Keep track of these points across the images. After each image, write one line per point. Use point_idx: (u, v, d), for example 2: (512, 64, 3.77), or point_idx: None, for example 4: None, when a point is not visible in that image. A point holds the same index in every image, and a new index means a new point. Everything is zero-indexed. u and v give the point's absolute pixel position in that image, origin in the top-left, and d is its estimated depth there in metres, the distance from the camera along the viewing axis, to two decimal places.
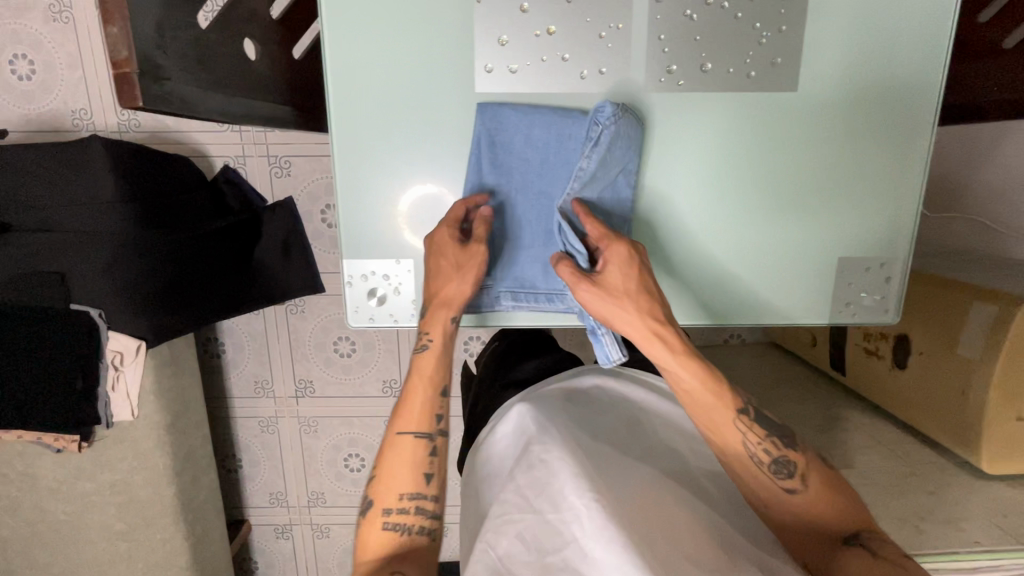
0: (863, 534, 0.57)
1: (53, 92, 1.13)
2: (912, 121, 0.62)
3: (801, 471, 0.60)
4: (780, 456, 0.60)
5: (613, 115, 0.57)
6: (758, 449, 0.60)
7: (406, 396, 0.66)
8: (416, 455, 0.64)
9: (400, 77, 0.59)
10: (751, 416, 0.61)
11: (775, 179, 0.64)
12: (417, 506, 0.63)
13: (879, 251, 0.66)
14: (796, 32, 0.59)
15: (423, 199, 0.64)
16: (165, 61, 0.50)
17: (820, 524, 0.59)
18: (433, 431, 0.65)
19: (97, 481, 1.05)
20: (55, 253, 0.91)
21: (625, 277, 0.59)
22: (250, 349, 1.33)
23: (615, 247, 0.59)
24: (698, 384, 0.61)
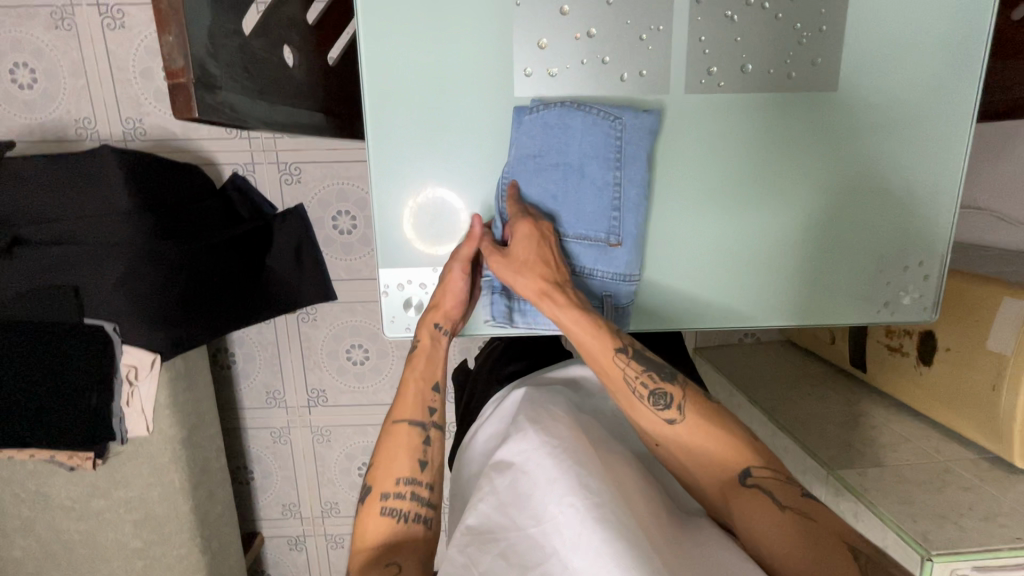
0: (756, 470, 0.57)
1: (56, 100, 1.10)
2: (911, 117, 0.62)
3: (679, 401, 0.60)
4: (658, 387, 0.60)
5: (537, 106, 0.58)
6: (637, 382, 0.61)
7: (400, 393, 0.65)
8: (409, 440, 0.62)
9: (434, 80, 0.58)
10: (629, 353, 0.61)
11: (808, 180, 0.63)
12: (413, 492, 0.60)
13: (902, 250, 0.66)
14: (836, 31, 0.59)
15: (431, 204, 0.63)
16: (215, 69, 0.50)
17: (715, 463, 0.59)
18: (428, 421, 0.64)
19: (113, 498, 1.03)
20: (68, 267, 0.88)
21: (524, 246, 0.60)
22: (261, 358, 1.30)
23: (518, 223, 0.59)
24: (585, 334, 0.60)
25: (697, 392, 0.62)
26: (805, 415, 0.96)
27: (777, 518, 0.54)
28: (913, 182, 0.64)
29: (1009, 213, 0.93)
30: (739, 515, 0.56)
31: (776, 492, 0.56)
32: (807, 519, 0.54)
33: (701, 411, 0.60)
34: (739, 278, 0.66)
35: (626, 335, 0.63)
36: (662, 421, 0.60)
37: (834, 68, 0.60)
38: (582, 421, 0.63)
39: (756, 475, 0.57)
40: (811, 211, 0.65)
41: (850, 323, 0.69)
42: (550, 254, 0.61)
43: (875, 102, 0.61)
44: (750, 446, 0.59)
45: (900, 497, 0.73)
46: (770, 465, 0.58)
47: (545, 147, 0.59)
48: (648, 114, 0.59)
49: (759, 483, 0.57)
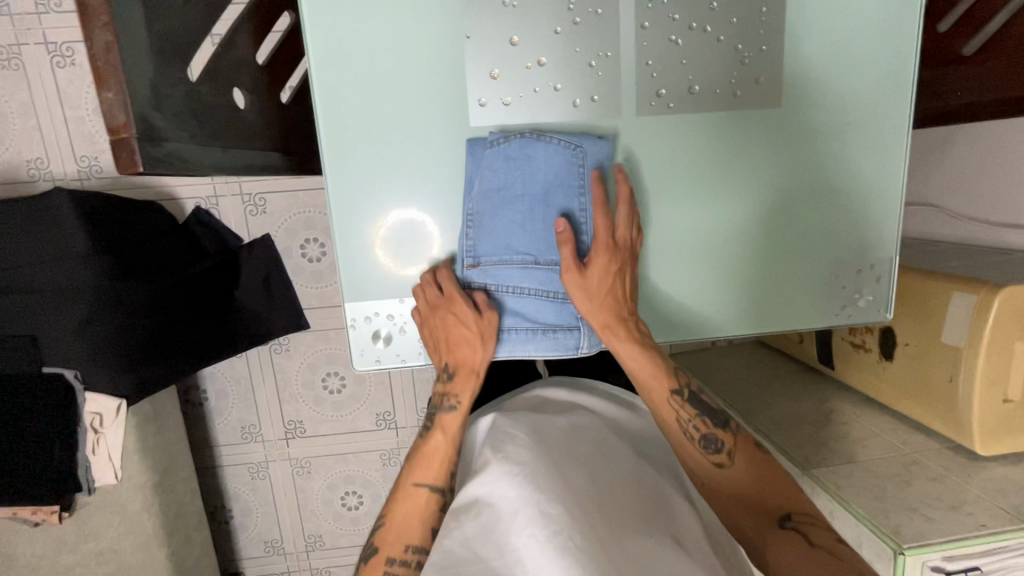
0: (798, 517, 0.60)
1: (6, 142, 1.07)
2: (848, 127, 0.65)
3: (730, 448, 0.66)
4: (710, 433, 0.66)
5: (499, 138, 0.59)
6: (689, 425, 0.67)
7: (426, 454, 0.68)
8: (427, 507, 0.65)
9: (389, 114, 0.59)
10: (685, 395, 0.68)
11: (763, 192, 0.66)
12: (419, 559, 0.63)
13: (855, 255, 0.69)
14: (775, 51, 0.61)
15: (401, 227, 0.63)
16: (162, 121, 0.52)
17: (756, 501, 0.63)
18: (447, 487, 0.67)
19: (82, 552, 0.99)
20: (23, 315, 0.85)
21: (605, 279, 0.62)
22: (234, 393, 1.28)
23: (600, 258, 0.62)
24: (647, 371, 0.66)
25: (746, 441, 0.67)
26: (780, 416, 0.98)
27: (815, 559, 0.56)
28: (857, 190, 0.67)
29: (955, 209, 0.97)
30: (769, 551, 0.59)
31: (813, 536, 0.58)
32: (835, 560, 0.55)
33: (751, 456, 0.66)
34: (703, 291, 0.68)
35: (685, 379, 0.69)
36: (709, 462, 0.65)
37: (776, 85, 0.62)
38: (544, 438, 0.65)
39: (795, 520, 0.60)
40: (763, 223, 0.67)
41: (809, 329, 0.71)
42: (629, 288, 0.64)
43: (814, 117, 0.64)
44: (796, 498, 0.63)
45: (872, 492, 0.75)
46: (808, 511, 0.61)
47: (507, 178, 0.60)
48: (604, 140, 0.61)
49: (797, 527, 0.59)
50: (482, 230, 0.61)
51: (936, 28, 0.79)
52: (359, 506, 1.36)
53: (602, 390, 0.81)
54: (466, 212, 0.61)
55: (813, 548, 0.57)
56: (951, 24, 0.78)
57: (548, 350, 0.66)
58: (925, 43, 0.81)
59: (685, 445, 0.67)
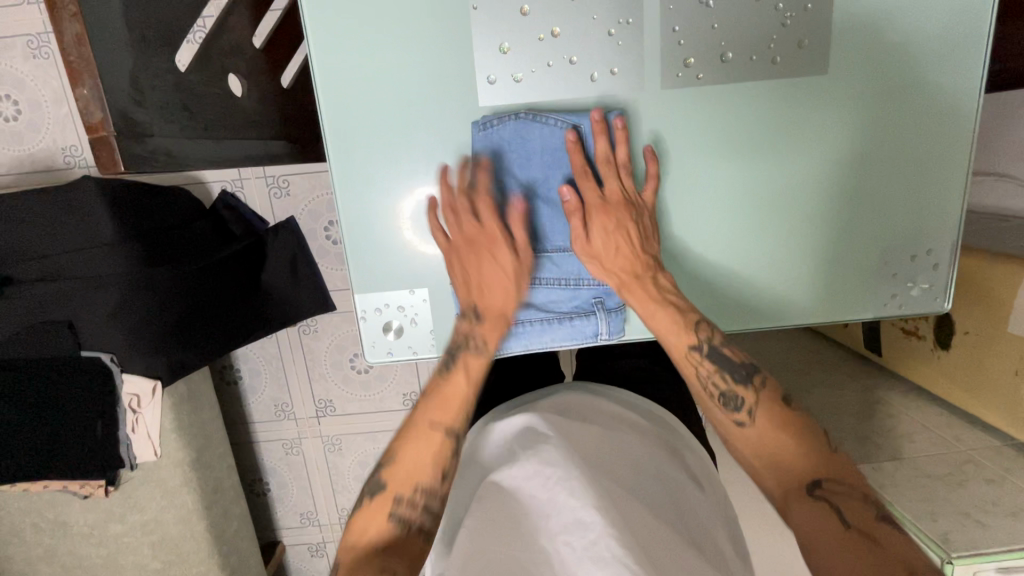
0: (829, 483, 0.53)
1: (42, 131, 1.07)
2: (913, 90, 0.57)
3: (752, 406, 0.58)
4: (728, 390, 0.59)
5: (484, 126, 0.56)
6: (707, 381, 0.60)
7: (442, 387, 0.62)
8: (437, 443, 0.60)
9: (394, 97, 0.56)
10: (704, 351, 0.60)
11: (805, 164, 0.59)
12: (424, 501, 0.58)
13: (912, 237, 0.61)
14: (823, 9, 0.54)
15: (422, 214, 0.60)
16: (144, 115, 0.76)
17: (783, 463, 0.56)
18: (459, 428, 0.61)
19: (128, 522, 1.05)
20: (60, 303, 0.88)
21: (611, 245, 0.59)
22: (267, 373, 1.31)
23: (597, 216, 0.58)
24: (672, 328, 0.60)
25: (773, 397, 0.59)
26: (820, 406, 0.92)
27: (844, 543, 0.49)
28: (918, 161, 0.59)
29: None
30: (796, 520, 0.52)
31: (845, 510, 0.51)
32: (871, 544, 0.49)
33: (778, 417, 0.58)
34: (741, 276, 0.63)
35: (704, 328, 0.60)
36: (731, 423, 0.59)
37: (825, 47, 0.55)
38: (567, 436, 0.62)
39: (826, 488, 0.53)
40: (813, 205, 0.60)
41: (858, 319, 0.65)
42: (648, 242, 0.59)
43: (872, 86, 0.57)
44: (839, 472, 0.54)
45: (918, 494, 0.70)
46: (847, 481, 0.53)
47: (508, 164, 0.58)
48: (611, 117, 0.56)
49: (826, 497, 0.52)
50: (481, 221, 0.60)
51: None
52: None
53: (625, 394, 0.76)
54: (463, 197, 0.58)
55: (847, 528, 0.50)
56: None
57: (567, 339, 0.64)
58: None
59: (700, 396, 0.62)
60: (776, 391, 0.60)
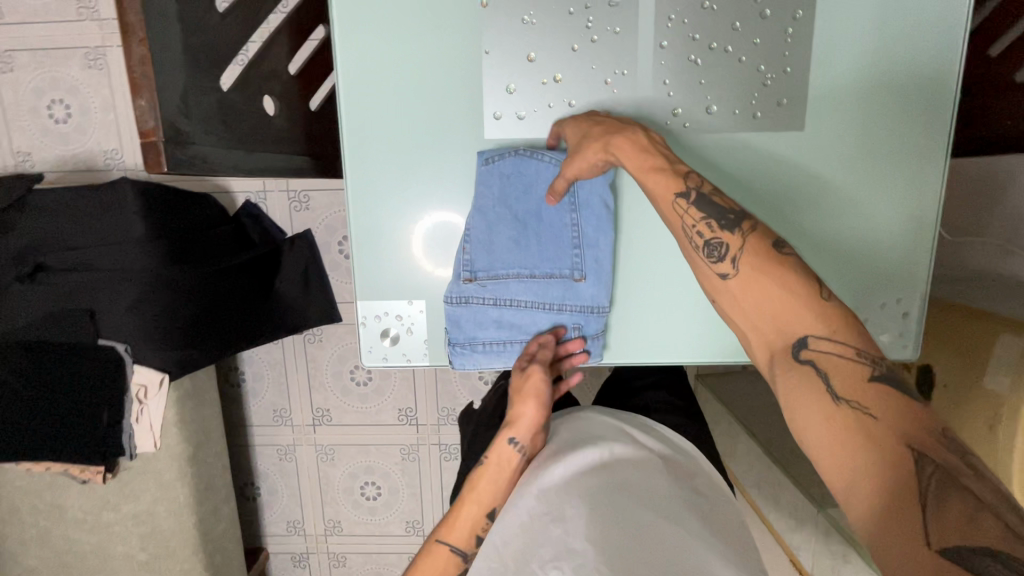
0: (821, 345, 0.47)
1: (88, 134, 1.16)
2: (913, 152, 0.61)
3: (736, 254, 0.52)
4: (714, 237, 0.53)
5: (488, 159, 0.61)
6: (691, 230, 0.54)
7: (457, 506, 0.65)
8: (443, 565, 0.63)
9: (411, 124, 0.62)
10: (692, 197, 0.54)
11: (786, 205, 0.63)
12: None
13: (895, 284, 0.65)
14: (800, 73, 0.59)
15: (435, 238, 0.65)
16: (188, 124, 0.60)
17: (774, 319, 0.50)
18: (469, 550, 0.63)
19: (121, 511, 1.08)
20: (86, 292, 0.94)
21: (585, 134, 0.58)
22: (270, 378, 1.35)
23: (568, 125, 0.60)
24: (663, 189, 0.55)
25: (762, 240, 0.52)
26: None
27: (831, 416, 0.45)
28: (889, 211, 0.63)
29: None
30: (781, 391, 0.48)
31: (835, 379, 0.46)
32: (862, 416, 0.44)
33: (764, 265, 0.51)
34: None
35: (693, 177, 0.55)
36: (714, 275, 0.53)
37: (823, 116, 0.61)
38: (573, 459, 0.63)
39: (814, 349, 0.47)
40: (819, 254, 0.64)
41: None
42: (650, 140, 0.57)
43: (876, 150, 0.62)
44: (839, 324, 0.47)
45: None
46: (842, 340, 0.47)
47: (504, 195, 0.63)
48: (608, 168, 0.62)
49: (816, 360, 0.47)
50: (479, 246, 0.63)
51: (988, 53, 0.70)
52: (377, 497, 1.42)
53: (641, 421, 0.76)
54: (466, 230, 0.63)
55: (835, 401, 0.45)
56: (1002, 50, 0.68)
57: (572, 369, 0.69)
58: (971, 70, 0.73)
59: (684, 246, 0.55)
60: (767, 233, 0.53)
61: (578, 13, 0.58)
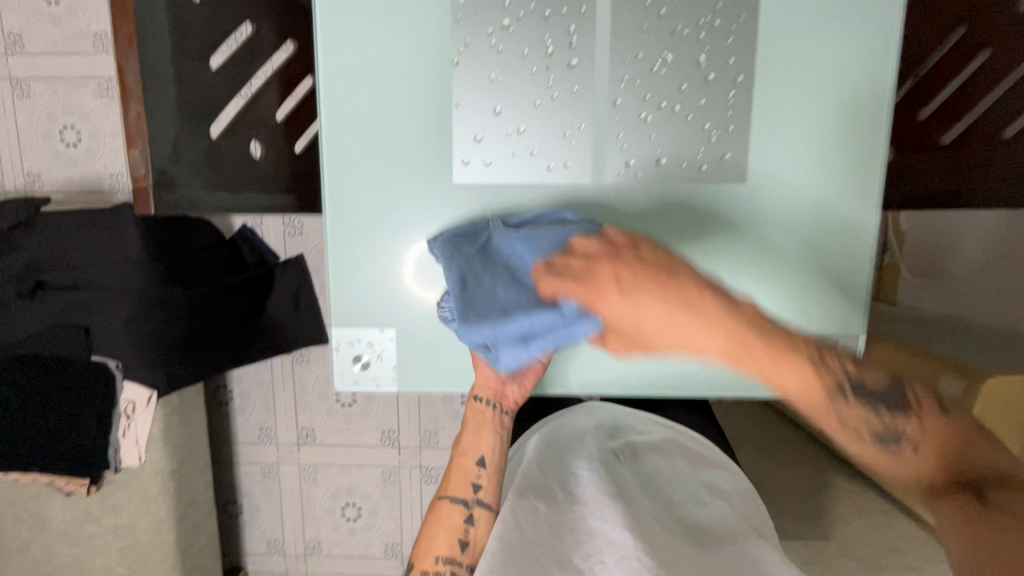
0: (988, 486, 0.48)
1: (96, 157, 1.22)
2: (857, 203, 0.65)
3: (913, 433, 0.50)
4: (887, 427, 0.50)
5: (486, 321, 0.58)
6: (860, 424, 0.50)
7: (450, 473, 0.77)
8: (455, 525, 0.73)
9: (386, 168, 0.67)
10: (846, 386, 0.50)
11: (733, 249, 0.67)
12: (451, 571, 0.71)
13: (838, 327, 0.68)
14: (741, 132, 0.64)
15: (422, 270, 0.69)
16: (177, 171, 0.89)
17: (932, 477, 0.49)
18: (471, 499, 0.75)
19: (102, 524, 1.10)
20: (83, 310, 0.98)
21: (613, 306, 0.54)
22: (257, 396, 1.38)
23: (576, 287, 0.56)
24: (790, 385, 0.50)
25: (935, 417, 0.50)
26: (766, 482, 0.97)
27: (985, 545, 0.46)
28: (830, 259, 0.67)
29: None
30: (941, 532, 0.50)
31: (1000, 498, 0.47)
32: (1016, 524, 0.46)
33: (935, 431, 0.50)
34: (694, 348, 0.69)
35: (836, 364, 0.51)
36: (883, 460, 0.51)
37: (768, 169, 0.65)
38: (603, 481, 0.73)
39: (986, 491, 0.48)
40: (763, 303, 0.67)
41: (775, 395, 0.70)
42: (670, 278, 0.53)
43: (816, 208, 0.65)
44: (965, 441, 0.50)
45: None
46: (989, 464, 0.48)
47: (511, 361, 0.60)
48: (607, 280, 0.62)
49: (980, 501, 0.48)
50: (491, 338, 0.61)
51: (916, 115, 0.81)
52: (358, 518, 1.43)
53: (654, 460, 0.83)
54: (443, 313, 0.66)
55: (985, 509, 0.47)
56: (929, 114, 0.80)
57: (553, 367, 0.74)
58: (905, 125, 0.82)
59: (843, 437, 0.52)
60: (932, 401, 0.51)
61: (540, 74, 0.63)
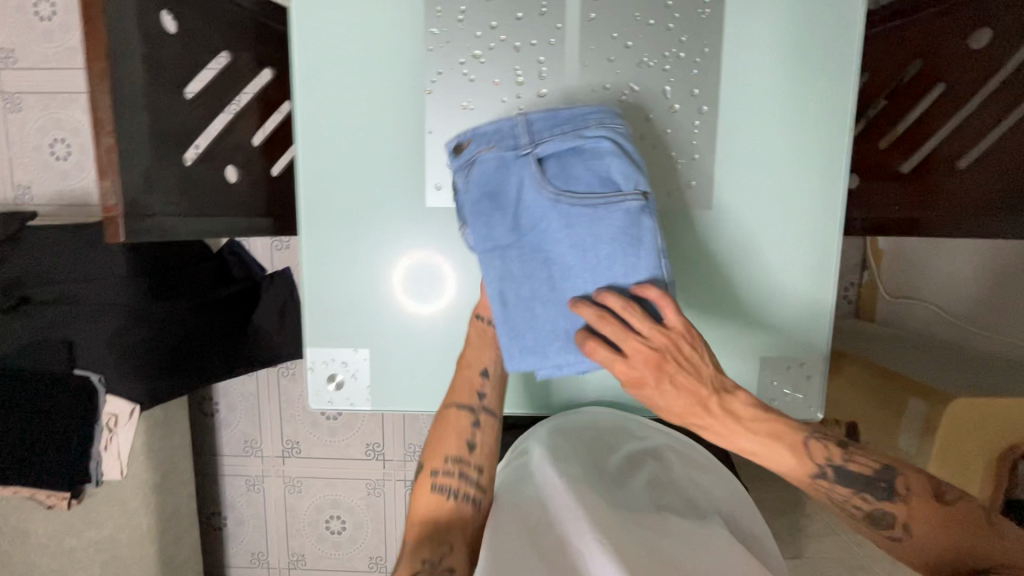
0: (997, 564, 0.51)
1: (85, 171, 1.24)
2: (818, 228, 0.66)
3: (904, 518, 0.55)
4: (876, 509, 0.55)
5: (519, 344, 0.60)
6: (845, 503, 0.56)
7: (451, 382, 0.71)
8: (461, 427, 0.70)
9: (360, 191, 0.68)
10: (830, 475, 0.56)
11: (696, 271, 0.68)
12: (461, 470, 0.69)
13: (801, 348, 0.69)
14: (707, 159, 0.65)
15: (409, 279, 0.70)
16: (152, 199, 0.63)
17: (942, 551, 0.53)
18: (476, 406, 0.70)
19: (83, 538, 1.11)
20: (66, 324, 0.99)
21: (662, 386, 0.55)
22: (243, 409, 1.39)
23: (643, 360, 0.54)
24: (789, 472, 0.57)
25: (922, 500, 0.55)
26: None
27: None
28: (794, 282, 0.68)
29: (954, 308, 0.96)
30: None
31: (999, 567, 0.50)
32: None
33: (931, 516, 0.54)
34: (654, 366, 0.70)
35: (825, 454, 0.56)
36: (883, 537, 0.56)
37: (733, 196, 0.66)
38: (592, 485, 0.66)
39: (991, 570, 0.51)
40: (719, 314, 0.69)
41: None
42: (696, 379, 0.55)
43: (777, 235, 0.67)
44: (957, 521, 0.54)
45: None
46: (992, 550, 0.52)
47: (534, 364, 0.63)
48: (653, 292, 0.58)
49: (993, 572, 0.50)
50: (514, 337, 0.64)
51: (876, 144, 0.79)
52: (342, 531, 1.43)
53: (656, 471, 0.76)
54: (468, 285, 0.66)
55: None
56: (891, 143, 0.77)
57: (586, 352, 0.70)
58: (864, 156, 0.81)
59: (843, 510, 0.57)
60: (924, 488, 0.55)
61: (510, 102, 0.65)
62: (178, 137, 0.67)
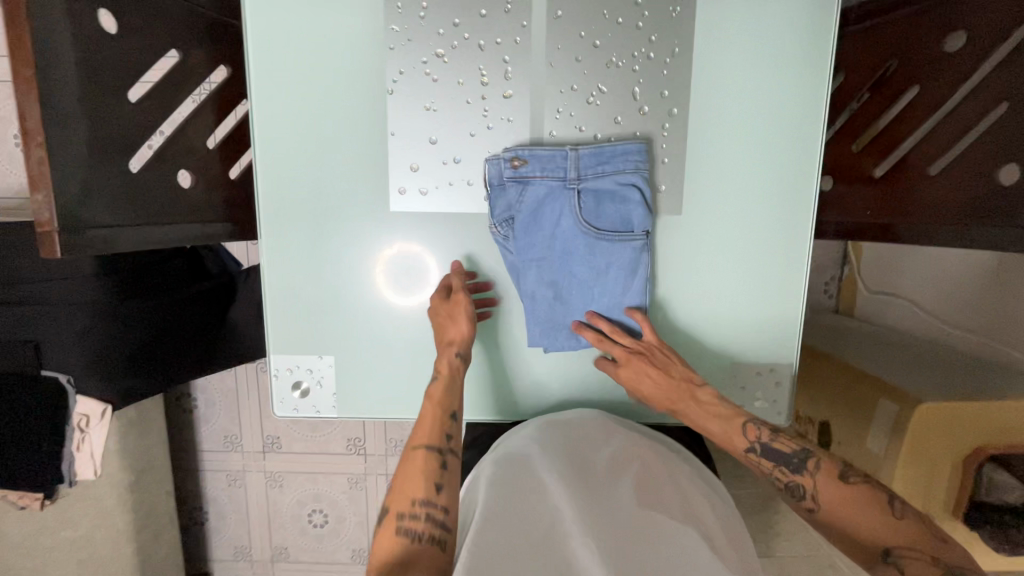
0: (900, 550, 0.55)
1: None
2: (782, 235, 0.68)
3: (814, 493, 0.61)
4: (793, 482, 0.62)
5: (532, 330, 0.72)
6: (772, 473, 0.63)
7: (416, 422, 0.63)
8: (428, 466, 0.59)
9: (325, 196, 0.68)
10: (759, 452, 0.64)
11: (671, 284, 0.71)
12: (428, 513, 0.56)
13: (768, 354, 0.72)
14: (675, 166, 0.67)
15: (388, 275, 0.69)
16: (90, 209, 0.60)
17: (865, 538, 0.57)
18: (444, 445, 0.61)
19: (58, 537, 1.10)
20: (31, 324, 0.94)
21: (646, 384, 0.69)
22: (222, 405, 1.38)
23: (633, 366, 0.69)
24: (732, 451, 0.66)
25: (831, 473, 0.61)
26: None
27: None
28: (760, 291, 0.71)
29: (931, 307, 0.96)
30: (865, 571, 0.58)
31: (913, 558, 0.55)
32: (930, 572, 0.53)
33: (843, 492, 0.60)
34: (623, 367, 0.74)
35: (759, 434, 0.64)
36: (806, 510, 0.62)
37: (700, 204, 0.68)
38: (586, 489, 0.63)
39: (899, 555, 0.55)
40: (695, 322, 0.72)
41: None
42: (671, 375, 0.68)
43: (741, 240, 0.69)
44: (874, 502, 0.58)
45: None
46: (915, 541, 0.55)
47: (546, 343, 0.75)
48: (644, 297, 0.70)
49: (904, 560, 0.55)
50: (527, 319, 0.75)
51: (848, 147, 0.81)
52: (325, 524, 1.44)
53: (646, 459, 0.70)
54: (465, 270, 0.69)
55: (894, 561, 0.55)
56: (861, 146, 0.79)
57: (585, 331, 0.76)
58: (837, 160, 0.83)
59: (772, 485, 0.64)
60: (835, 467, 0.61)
61: (475, 104, 0.64)
62: (128, 139, 0.66)
